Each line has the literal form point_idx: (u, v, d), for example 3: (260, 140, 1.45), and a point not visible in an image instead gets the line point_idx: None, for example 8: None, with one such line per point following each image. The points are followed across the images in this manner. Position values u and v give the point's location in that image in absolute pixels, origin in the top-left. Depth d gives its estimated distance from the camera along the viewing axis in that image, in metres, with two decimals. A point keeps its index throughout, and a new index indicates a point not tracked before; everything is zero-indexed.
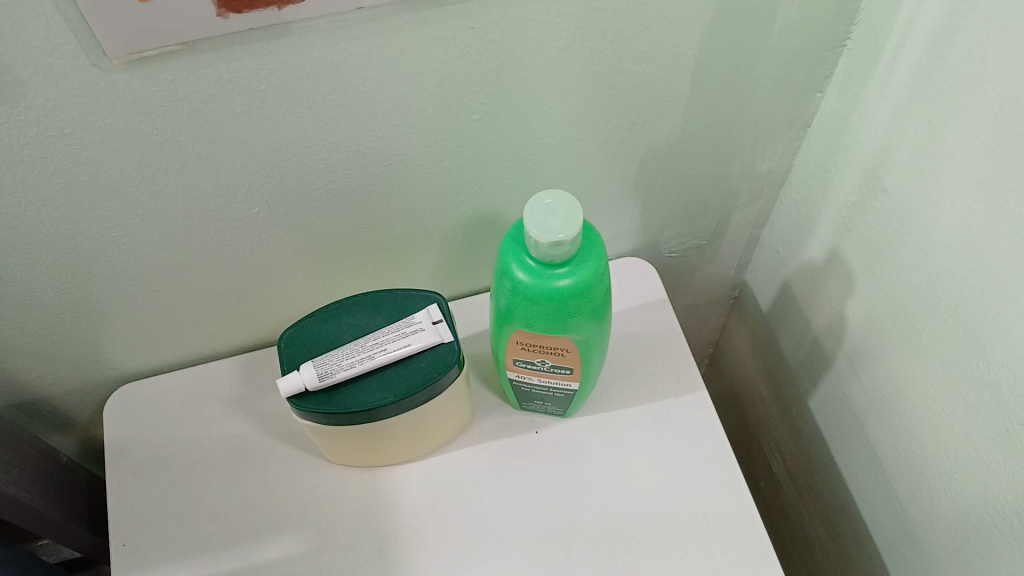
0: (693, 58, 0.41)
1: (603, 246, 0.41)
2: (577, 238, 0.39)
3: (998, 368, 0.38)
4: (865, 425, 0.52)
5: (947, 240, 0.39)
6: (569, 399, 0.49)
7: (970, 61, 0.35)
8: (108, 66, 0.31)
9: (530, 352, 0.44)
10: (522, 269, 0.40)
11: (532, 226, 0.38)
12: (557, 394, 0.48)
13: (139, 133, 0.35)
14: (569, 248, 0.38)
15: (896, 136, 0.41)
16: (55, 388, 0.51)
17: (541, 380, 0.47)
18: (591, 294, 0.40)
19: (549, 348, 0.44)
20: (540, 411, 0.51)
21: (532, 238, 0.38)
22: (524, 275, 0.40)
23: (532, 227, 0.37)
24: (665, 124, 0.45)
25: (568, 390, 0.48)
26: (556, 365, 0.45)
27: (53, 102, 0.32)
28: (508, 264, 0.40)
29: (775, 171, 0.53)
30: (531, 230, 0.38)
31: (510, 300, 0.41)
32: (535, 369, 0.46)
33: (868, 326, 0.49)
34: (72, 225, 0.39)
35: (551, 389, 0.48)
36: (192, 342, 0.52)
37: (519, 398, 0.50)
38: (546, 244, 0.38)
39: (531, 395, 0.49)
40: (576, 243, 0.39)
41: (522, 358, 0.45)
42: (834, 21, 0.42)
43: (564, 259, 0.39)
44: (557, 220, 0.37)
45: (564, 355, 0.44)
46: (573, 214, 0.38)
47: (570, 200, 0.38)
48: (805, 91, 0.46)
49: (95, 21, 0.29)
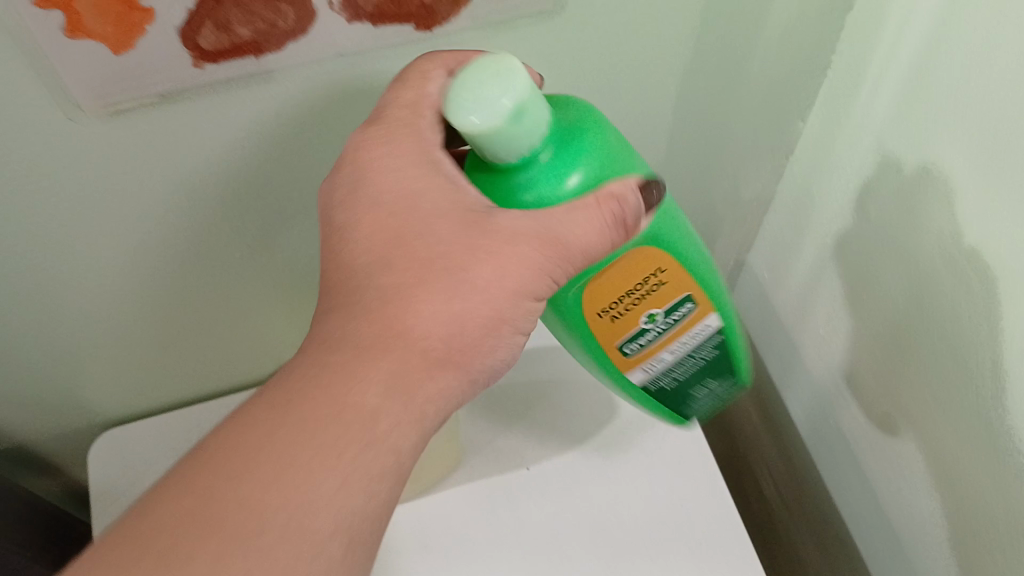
0: (675, 89, 0.41)
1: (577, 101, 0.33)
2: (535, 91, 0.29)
3: (986, 396, 0.38)
4: (855, 449, 0.52)
5: (934, 269, 0.39)
6: (711, 369, 0.40)
7: (958, 93, 0.35)
8: (84, 120, 0.31)
9: (633, 315, 0.35)
10: (524, 191, 0.31)
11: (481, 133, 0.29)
12: (694, 369, 0.39)
13: (118, 182, 0.34)
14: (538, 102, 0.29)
15: (880, 164, 0.41)
16: (37, 434, 0.50)
17: (662, 360, 0.38)
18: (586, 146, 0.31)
19: (648, 291, 0.34)
20: (712, 406, 0.43)
21: (495, 135, 0.29)
22: (529, 196, 0.31)
23: (475, 125, 0.29)
24: (648, 155, 0.45)
25: (700, 357, 0.39)
26: (673, 313, 0.36)
27: (30, 156, 0.32)
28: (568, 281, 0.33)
29: (759, 198, 0.53)
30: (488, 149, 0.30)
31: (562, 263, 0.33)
32: (645, 351, 0.37)
33: (858, 352, 0.48)
34: (46, 274, 0.38)
35: (681, 365, 0.39)
36: (175, 384, 0.51)
37: (678, 399, 0.41)
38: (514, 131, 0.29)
39: (676, 390, 0.40)
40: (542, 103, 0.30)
41: (622, 337, 0.36)
42: (815, 50, 0.42)
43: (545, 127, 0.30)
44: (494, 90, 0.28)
45: (670, 292, 0.35)
46: (509, 75, 0.29)
47: (492, 57, 0.29)
48: (786, 119, 0.46)
49: (69, 76, 0.29)
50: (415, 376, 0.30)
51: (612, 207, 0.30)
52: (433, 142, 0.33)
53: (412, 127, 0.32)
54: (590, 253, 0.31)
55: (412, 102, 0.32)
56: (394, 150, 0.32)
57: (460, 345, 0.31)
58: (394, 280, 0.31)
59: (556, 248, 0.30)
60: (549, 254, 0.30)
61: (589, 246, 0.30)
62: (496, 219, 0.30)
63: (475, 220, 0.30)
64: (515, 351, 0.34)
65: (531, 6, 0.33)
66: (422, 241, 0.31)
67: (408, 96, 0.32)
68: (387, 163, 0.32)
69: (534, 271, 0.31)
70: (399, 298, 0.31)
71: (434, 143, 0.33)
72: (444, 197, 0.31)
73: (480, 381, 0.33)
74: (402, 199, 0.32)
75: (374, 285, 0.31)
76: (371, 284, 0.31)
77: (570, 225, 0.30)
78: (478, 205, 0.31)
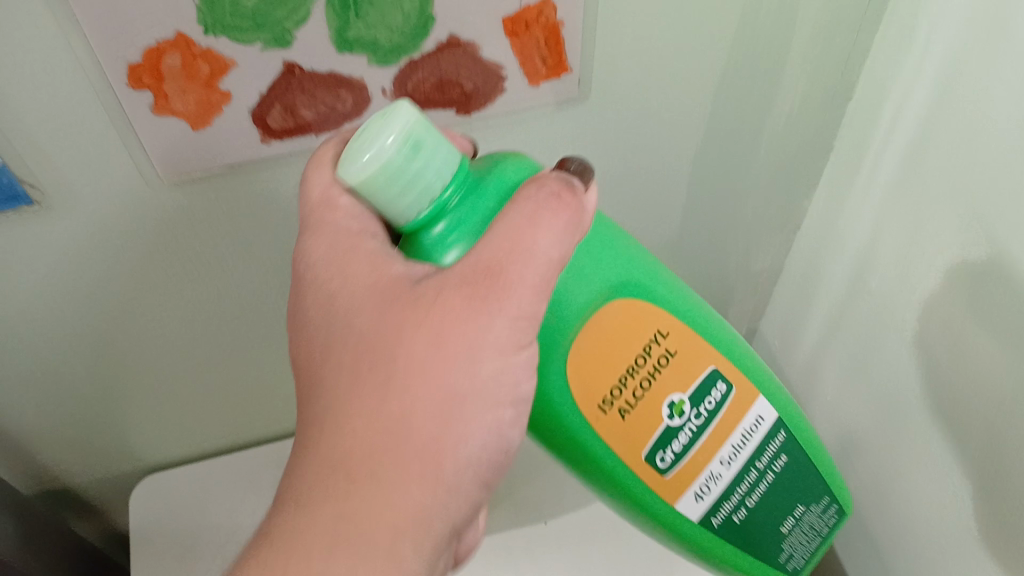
0: (688, 167, 0.44)
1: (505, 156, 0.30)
2: (423, 129, 0.27)
3: (978, 460, 0.40)
4: (863, 513, 0.54)
5: (928, 341, 0.42)
6: (782, 477, 0.36)
7: (943, 178, 0.38)
8: (159, 186, 0.35)
9: (652, 407, 0.31)
10: (443, 250, 0.28)
11: (374, 180, 0.27)
12: (760, 486, 0.35)
13: (183, 241, 0.38)
14: (435, 130, 0.27)
15: (879, 241, 0.45)
16: (84, 475, 0.53)
17: (712, 472, 0.34)
18: (500, 180, 0.29)
19: (655, 371, 0.31)
20: (810, 542, 0.38)
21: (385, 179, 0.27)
22: (448, 252, 0.28)
23: (364, 170, 0.26)
24: (664, 226, 0.49)
25: (760, 467, 0.35)
26: (702, 403, 0.32)
27: (109, 218, 0.36)
28: (546, 372, 0.30)
29: (768, 270, 0.56)
30: (393, 201, 0.27)
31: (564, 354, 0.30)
32: (682, 459, 0.33)
33: (861, 418, 0.51)
34: (110, 325, 0.42)
35: (741, 482, 0.35)
36: (214, 431, 0.55)
37: (755, 524, 0.36)
38: (417, 168, 0.27)
39: (756, 509, 0.36)
40: (433, 137, 0.27)
41: (649, 445, 0.32)
42: (817, 136, 0.45)
43: (451, 164, 0.28)
44: (377, 127, 0.26)
45: (681, 364, 0.32)
46: (388, 118, 0.27)
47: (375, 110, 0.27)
48: (792, 198, 0.50)
49: (151, 148, 0.33)
50: (389, 445, 0.24)
51: (539, 193, 0.26)
52: (345, 226, 0.29)
53: (328, 224, 0.29)
54: (553, 262, 0.26)
55: (324, 194, 0.29)
56: (314, 254, 0.29)
57: (433, 431, 0.24)
58: (338, 388, 0.25)
59: (496, 279, 0.25)
60: (492, 298, 0.25)
61: (546, 254, 0.26)
62: (424, 286, 0.26)
63: (399, 294, 0.26)
64: (505, 427, 0.26)
65: (559, 93, 0.37)
66: (352, 331, 0.26)
67: (317, 193, 0.29)
68: (313, 273, 0.29)
69: (481, 328, 0.25)
70: (347, 397, 0.25)
71: (350, 228, 0.29)
72: (369, 275, 0.27)
73: (478, 465, 0.26)
74: (325, 304, 0.28)
75: (336, 384, 0.25)
76: (322, 394, 0.26)
77: (501, 237, 0.26)
78: (407, 278, 0.27)
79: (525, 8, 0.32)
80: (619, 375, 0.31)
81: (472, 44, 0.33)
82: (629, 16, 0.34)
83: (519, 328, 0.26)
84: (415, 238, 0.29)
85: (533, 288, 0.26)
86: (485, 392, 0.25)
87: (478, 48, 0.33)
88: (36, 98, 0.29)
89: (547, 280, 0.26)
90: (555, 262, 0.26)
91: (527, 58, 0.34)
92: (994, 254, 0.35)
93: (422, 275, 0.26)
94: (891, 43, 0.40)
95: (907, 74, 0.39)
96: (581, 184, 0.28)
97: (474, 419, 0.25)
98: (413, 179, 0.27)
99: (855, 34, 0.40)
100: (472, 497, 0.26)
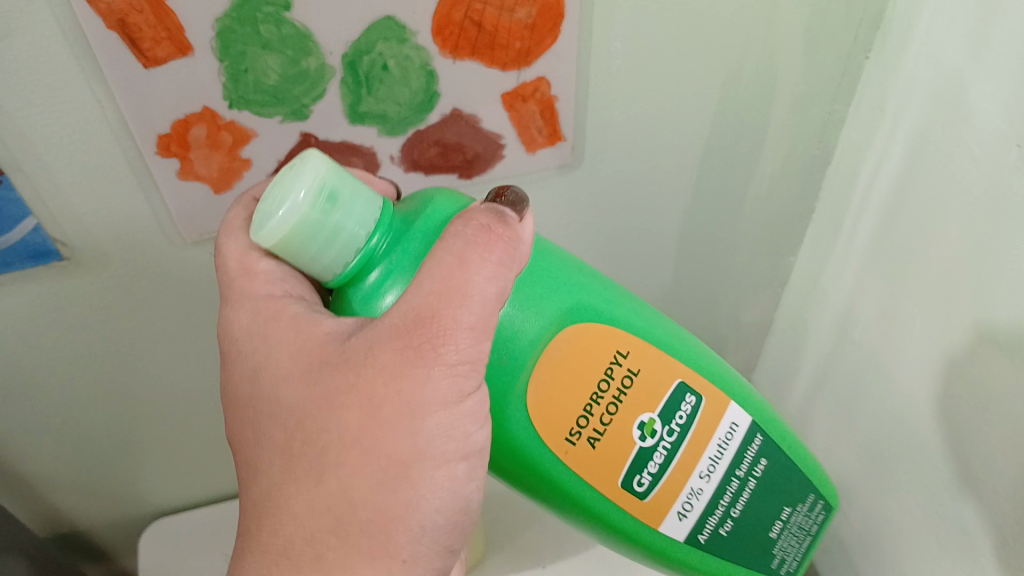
0: (678, 224, 0.47)
1: (433, 192, 0.31)
2: (330, 179, 0.28)
3: (959, 504, 0.41)
4: (855, 560, 0.55)
5: (909, 390, 0.44)
6: (765, 482, 0.37)
7: (917, 236, 0.40)
8: (180, 244, 0.37)
9: (619, 434, 0.33)
10: (383, 295, 0.29)
11: (296, 238, 0.28)
12: (743, 495, 0.36)
13: (200, 293, 0.40)
14: (347, 177, 0.29)
15: (861, 296, 0.47)
16: (95, 519, 0.55)
17: (693, 488, 0.35)
18: (425, 221, 0.30)
19: (619, 395, 0.32)
20: (802, 543, 0.39)
21: (302, 236, 0.28)
22: (386, 296, 0.29)
23: (278, 230, 0.28)
24: (656, 280, 0.51)
25: (741, 475, 0.36)
26: (673, 418, 0.34)
27: (132, 273, 0.38)
28: (508, 414, 0.31)
29: (759, 322, 0.58)
30: (319, 255, 0.29)
31: (508, 395, 0.31)
32: (659, 480, 0.34)
33: (850, 465, 0.52)
34: (127, 373, 0.44)
35: (724, 494, 0.36)
36: (222, 476, 0.56)
37: (742, 536, 0.37)
38: (333, 219, 0.28)
39: (742, 519, 0.37)
40: (342, 184, 0.28)
41: (622, 472, 0.33)
42: (799, 197, 0.48)
43: (370, 211, 0.29)
44: (286, 185, 0.27)
45: (644, 385, 0.33)
46: (291, 174, 0.28)
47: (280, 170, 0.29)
48: (779, 254, 0.52)
49: (175, 208, 0.35)
50: (324, 530, 0.26)
51: (466, 228, 0.26)
52: (267, 292, 0.30)
53: (249, 293, 0.30)
54: (488, 300, 0.26)
55: (240, 261, 0.31)
56: (238, 325, 0.30)
57: (373, 502, 0.25)
58: (273, 468, 0.27)
59: (430, 328, 0.25)
60: (427, 348, 0.25)
61: (480, 294, 0.26)
62: (351, 346, 0.26)
63: (333, 350, 0.27)
64: (459, 482, 0.27)
65: (555, 159, 0.39)
66: (282, 407, 0.27)
67: (234, 262, 0.31)
68: (237, 346, 0.30)
69: (418, 383, 0.25)
70: (280, 488, 0.26)
71: (272, 293, 0.30)
72: (292, 346, 0.28)
73: (438, 521, 0.27)
74: (251, 376, 0.29)
75: (270, 467, 0.27)
76: (259, 476, 0.27)
77: (431, 280, 0.25)
78: (335, 336, 0.27)
79: (522, 83, 0.35)
80: (587, 398, 0.32)
81: (473, 115, 0.36)
82: (618, 90, 0.37)
83: (460, 374, 0.26)
84: (350, 289, 0.30)
85: (470, 328, 0.26)
86: (430, 449, 0.26)
87: (478, 119, 0.36)
88: (71, 165, 0.32)
89: (485, 318, 0.26)
90: (492, 300, 0.26)
91: (525, 128, 0.37)
92: (968, 311, 0.37)
93: (351, 331, 0.27)
94: (865, 114, 0.42)
95: (881, 143, 0.42)
96: (515, 213, 0.27)
97: (421, 479, 0.26)
98: (332, 231, 0.28)
99: (830, 105, 0.42)
100: (444, 542, 0.27)
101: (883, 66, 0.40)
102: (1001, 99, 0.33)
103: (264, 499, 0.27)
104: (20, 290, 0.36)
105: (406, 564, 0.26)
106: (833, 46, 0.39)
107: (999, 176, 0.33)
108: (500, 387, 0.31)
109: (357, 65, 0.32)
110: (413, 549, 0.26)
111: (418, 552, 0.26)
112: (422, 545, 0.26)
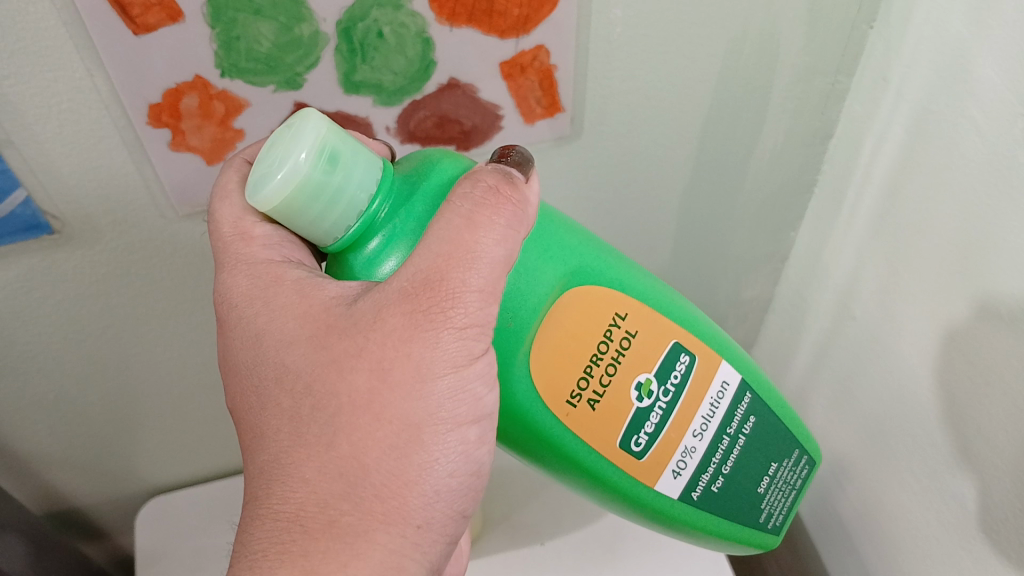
0: (678, 197, 0.46)
1: (437, 154, 0.31)
2: (329, 139, 0.28)
3: (959, 479, 0.41)
4: (854, 536, 0.54)
5: (910, 365, 0.43)
6: (753, 438, 0.37)
7: (919, 210, 0.40)
8: (173, 217, 0.37)
9: (619, 395, 0.33)
10: (386, 262, 0.29)
11: (296, 198, 0.27)
12: (734, 452, 0.37)
13: (194, 267, 0.40)
14: (347, 139, 0.28)
15: (861, 271, 0.46)
16: (91, 496, 0.54)
17: (687, 447, 0.35)
18: (428, 184, 0.29)
19: (619, 355, 0.33)
20: (788, 498, 0.40)
21: (302, 195, 0.27)
22: (389, 264, 0.29)
23: (279, 189, 0.27)
24: (656, 254, 0.51)
25: (732, 433, 0.36)
26: (669, 378, 0.34)
27: (123, 247, 0.37)
28: (511, 377, 0.31)
29: (759, 298, 0.58)
30: (320, 219, 0.28)
31: (508, 358, 0.31)
32: (656, 440, 0.34)
33: (851, 442, 0.52)
34: (122, 349, 0.43)
35: (716, 452, 0.36)
36: (218, 453, 0.56)
37: (732, 492, 0.38)
38: (334, 179, 0.28)
39: (733, 475, 0.37)
40: (342, 145, 0.28)
41: (621, 433, 0.34)
42: (800, 172, 0.47)
43: (371, 173, 0.29)
44: (287, 147, 0.27)
45: (643, 345, 0.33)
46: (291, 133, 0.27)
47: (279, 129, 0.28)
48: (780, 229, 0.52)
49: (167, 180, 0.35)
50: (336, 495, 0.25)
51: (475, 189, 0.27)
52: (265, 257, 0.30)
53: (246, 258, 0.30)
54: (497, 263, 0.27)
55: (234, 227, 0.31)
56: (235, 291, 0.30)
57: (385, 467, 0.26)
58: (282, 435, 0.27)
59: (439, 290, 0.26)
60: (435, 311, 0.26)
61: (489, 256, 0.26)
62: (358, 309, 0.26)
63: (340, 313, 0.27)
64: (471, 447, 0.28)
65: (554, 132, 0.39)
66: (288, 372, 0.27)
67: (228, 227, 0.31)
68: (235, 312, 0.29)
69: (428, 347, 0.26)
70: (289, 454, 0.26)
71: (271, 258, 0.30)
72: (296, 311, 0.28)
73: (452, 485, 0.27)
74: (253, 342, 0.28)
75: (278, 434, 0.27)
76: (267, 444, 0.27)
77: (439, 242, 0.26)
78: (341, 300, 0.27)
79: (521, 52, 0.34)
80: (587, 359, 0.32)
81: (471, 85, 0.35)
82: (618, 60, 0.36)
83: (468, 338, 0.26)
84: (350, 253, 0.30)
85: (478, 291, 0.26)
86: (441, 412, 0.26)
87: (476, 89, 0.35)
88: (60, 136, 0.31)
89: (493, 281, 0.27)
90: (500, 262, 0.27)
91: (523, 98, 0.36)
92: (971, 285, 0.37)
93: (357, 295, 0.27)
94: (868, 86, 0.42)
95: (884, 115, 0.41)
96: (521, 174, 0.28)
97: (432, 442, 0.26)
98: (333, 194, 0.28)
99: (833, 77, 0.42)
100: (456, 507, 0.28)
101: (885, 39, 0.40)
102: (1005, 68, 0.32)
103: (266, 463, 0.26)
104: (11, 264, 0.36)
105: (421, 530, 0.26)
106: (836, 16, 0.38)
107: (1003, 147, 0.33)
108: (503, 350, 0.31)
109: (352, 32, 0.31)
110: (427, 515, 0.27)
111: (432, 517, 0.27)
112: (434, 511, 0.27)
